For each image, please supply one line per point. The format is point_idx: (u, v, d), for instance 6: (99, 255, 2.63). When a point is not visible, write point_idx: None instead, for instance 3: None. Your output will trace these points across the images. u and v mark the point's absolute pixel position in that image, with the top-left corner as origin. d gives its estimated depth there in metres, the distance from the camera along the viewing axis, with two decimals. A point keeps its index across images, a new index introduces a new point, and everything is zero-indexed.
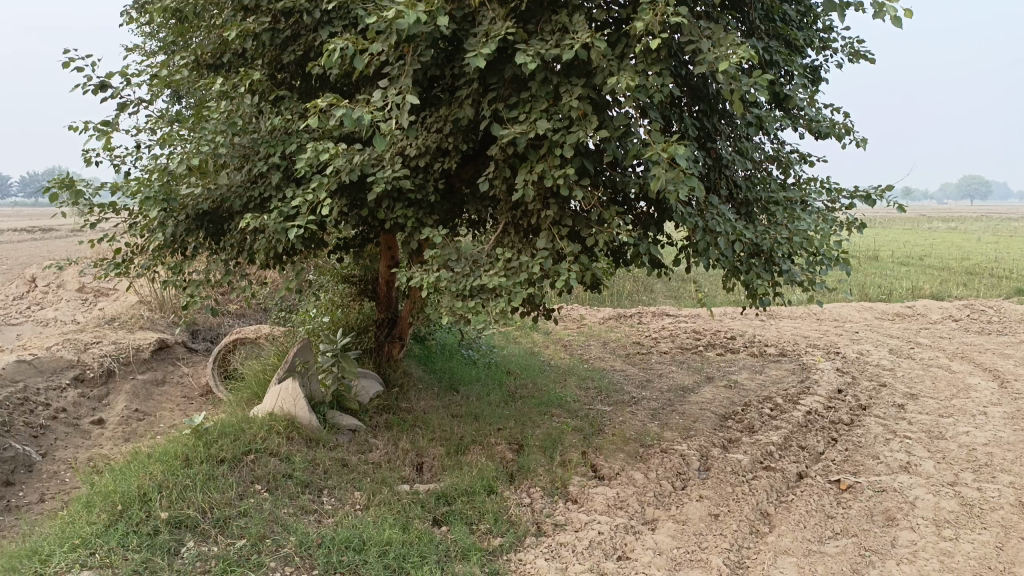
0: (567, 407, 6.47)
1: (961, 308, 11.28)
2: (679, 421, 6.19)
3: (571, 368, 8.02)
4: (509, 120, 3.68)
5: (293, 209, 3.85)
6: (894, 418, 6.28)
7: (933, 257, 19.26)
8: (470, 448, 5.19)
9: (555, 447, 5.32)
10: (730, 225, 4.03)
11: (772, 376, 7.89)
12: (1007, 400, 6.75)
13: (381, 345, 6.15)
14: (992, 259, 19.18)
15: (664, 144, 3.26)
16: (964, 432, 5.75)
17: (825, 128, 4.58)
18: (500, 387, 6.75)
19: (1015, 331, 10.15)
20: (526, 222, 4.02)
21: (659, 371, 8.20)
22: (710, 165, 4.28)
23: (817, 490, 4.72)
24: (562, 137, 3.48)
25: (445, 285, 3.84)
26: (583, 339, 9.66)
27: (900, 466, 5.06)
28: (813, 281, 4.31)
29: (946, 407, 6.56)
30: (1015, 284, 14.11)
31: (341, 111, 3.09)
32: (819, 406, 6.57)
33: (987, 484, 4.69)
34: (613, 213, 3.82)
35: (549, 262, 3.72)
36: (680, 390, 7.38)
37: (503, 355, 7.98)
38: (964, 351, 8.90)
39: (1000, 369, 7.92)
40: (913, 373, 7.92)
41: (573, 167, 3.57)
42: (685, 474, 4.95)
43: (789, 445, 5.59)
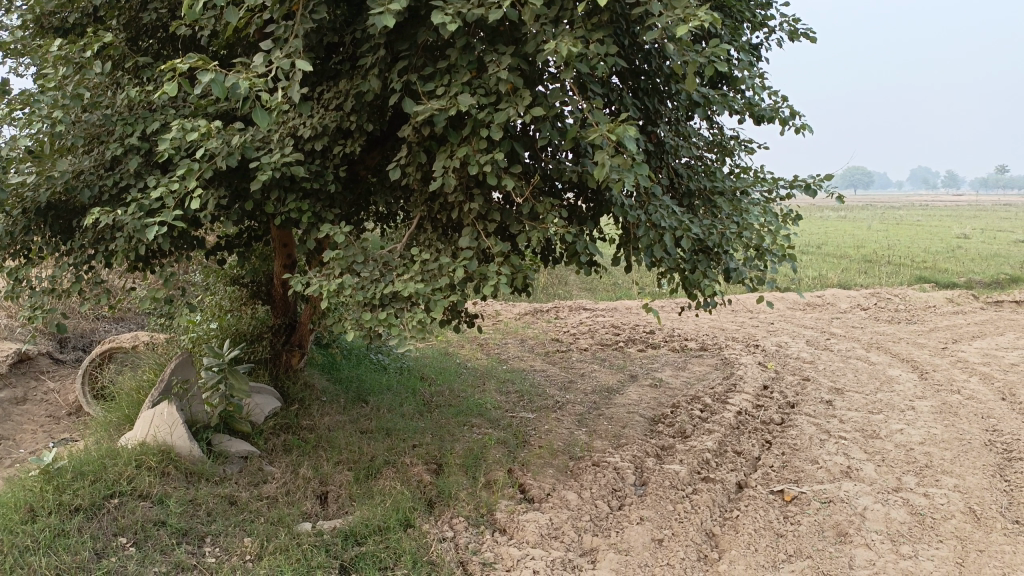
0: (487, 416, 5.95)
1: (868, 296, 11.43)
2: (608, 428, 5.77)
3: (489, 371, 7.49)
4: (424, 94, 3.11)
5: (159, 202, 3.16)
6: (825, 415, 6.06)
7: (832, 246, 19.84)
8: (382, 471, 4.59)
9: (478, 466, 4.78)
10: (676, 219, 3.60)
11: (696, 373, 7.62)
12: (930, 393, 6.71)
13: (278, 355, 5.49)
14: (886, 246, 19.95)
15: (609, 126, 2.72)
16: (897, 430, 5.60)
17: (768, 111, 4.20)
18: (413, 395, 6.15)
19: (922, 319, 10.34)
20: (445, 216, 3.46)
21: (582, 370, 7.79)
22: (651, 151, 3.92)
23: (762, 503, 4.39)
24: (489, 115, 2.94)
25: (350, 293, 3.24)
26: (500, 338, 9.15)
27: (841, 472, 4.81)
28: (761, 279, 3.94)
29: (873, 402, 6.43)
30: (914, 272, 14.56)
31: (207, 76, 2.37)
32: (750, 406, 6.30)
33: (932, 490, 4.48)
34: (548, 204, 3.32)
35: (475, 264, 3.18)
36: (606, 391, 6.99)
37: (415, 358, 7.36)
38: (879, 341, 8.93)
39: (916, 361, 7.94)
40: (834, 365, 7.82)
41: (502, 152, 3.04)
42: (621, 491, 4.53)
43: (725, 451, 5.26)
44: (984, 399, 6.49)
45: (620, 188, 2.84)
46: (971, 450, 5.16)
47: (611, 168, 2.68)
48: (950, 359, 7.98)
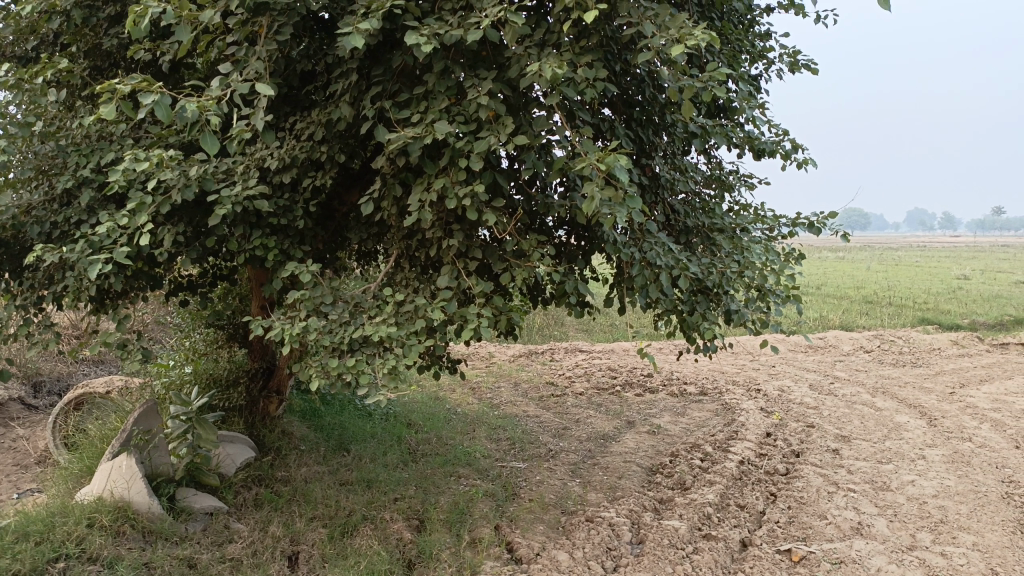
0: (475, 465, 5.64)
1: (871, 338, 11.17)
2: (603, 479, 5.46)
3: (480, 416, 7.19)
4: (399, 122, 2.91)
5: (111, 239, 2.94)
6: (831, 465, 5.76)
7: (831, 287, 19.63)
8: (359, 528, 4.27)
9: (462, 522, 4.47)
10: (672, 258, 3.37)
11: (696, 419, 7.32)
12: (940, 440, 6.42)
13: (255, 401, 5.23)
14: (886, 288, 19.75)
15: (599, 154, 2.47)
16: (909, 481, 5.29)
17: (768, 145, 4.00)
18: (398, 443, 5.85)
19: (927, 362, 10.07)
20: (423, 254, 3.24)
21: (576, 416, 7.49)
22: (645, 185, 3.73)
23: (767, 564, 4.08)
24: (468, 144, 2.73)
25: (318, 338, 3.00)
26: (492, 381, 8.86)
27: (852, 529, 4.51)
28: (765, 322, 3.68)
29: (881, 451, 6.13)
30: (917, 313, 14.33)
31: (151, 98, 2.18)
32: (752, 455, 6.00)
33: (949, 548, 4.17)
34: (533, 242, 3.09)
35: (453, 306, 2.94)
36: (601, 438, 6.68)
37: (403, 404, 7.06)
38: (884, 385, 8.66)
39: (923, 406, 7.65)
40: (839, 411, 7.54)
41: (483, 184, 2.82)
42: (616, 550, 4.22)
43: (727, 504, 4.96)
44: (998, 447, 6.19)
45: (610, 222, 2.60)
46: (989, 503, 4.85)
47: (601, 201, 2.42)
48: (959, 405, 7.69)
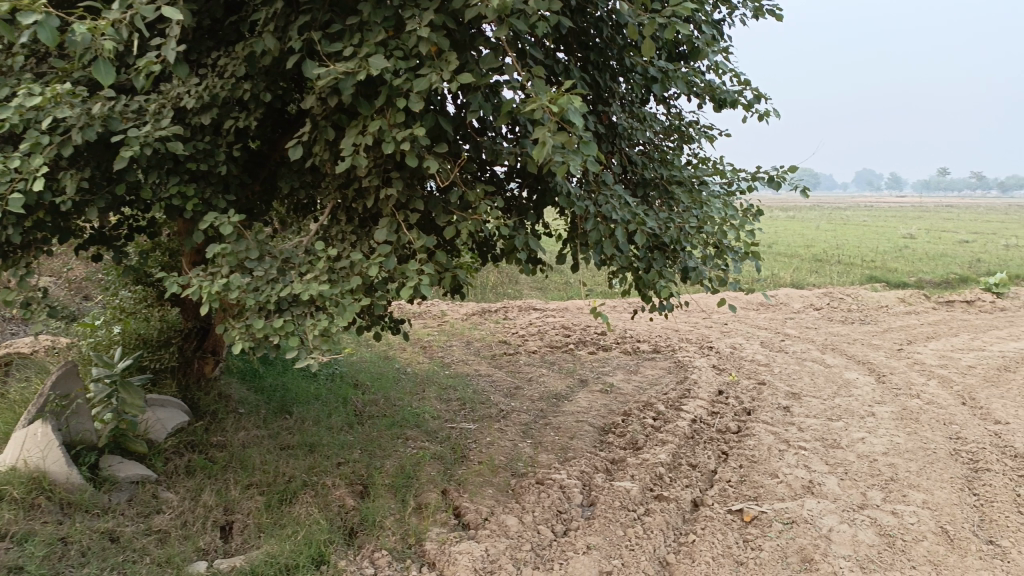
0: (424, 427, 5.47)
1: (821, 296, 11.25)
2: (555, 440, 5.35)
3: (430, 376, 7.00)
4: (332, 57, 2.64)
5: (5, 184, 2.65)
6: (783, 422, 5.75)
7: (782, 246, 19.82)
8: (298, 496, 4.08)
9: (409, 487, 4.31)
10: (629, 211, 3.18)
11: (649, 377, 7.25)
12: (889, 397, 6.47)
13: (189, 361, 4.96)
14: (835, 246, 20.02)
15: (551, 95, 2.24)
16: (858, 439, 5.29)
17: (731, 94, 3.81)
18: (343, 405, 5.64)
19: (875, 319, 10.19)
20: (361, 205, 3.00)
21: (529, 375, 7.36)
22: (602, 134, 3.54)
23: (718, 525, 4.02)
24: (406, 82, 2.48)
25: (243, 297, 2.77)
26: (444, 340, 8.67)
27: (802, 487, 4.48)
28: (724, 280, 3.53)
29: (831, 408, 6.14)
30: (865, 271, 14.52)
31: (33, 18, 1.89)
32: (705, 413, 5.95)
33: (899, 507, 4.16)
34: (481, 193, 2.87)
35: (392, 262, 2.70)
36: (554, 398, 6.57)
37: (350, 364, 6.83)
38: (833, 342, 8.72)
39: (872, 363, 7.72)
40: (790, 368, 7.56)
41: (423, 128, 2.58)
42: (566, 513, 4.12)
43: (679, 464, 4.90)
44: (944, 404, 6.25)
45: (563, 171, 2.38)
46: (937, 461, 4.87)
47: (553, 148, 2.20)
48: (906, 362, 7.78)
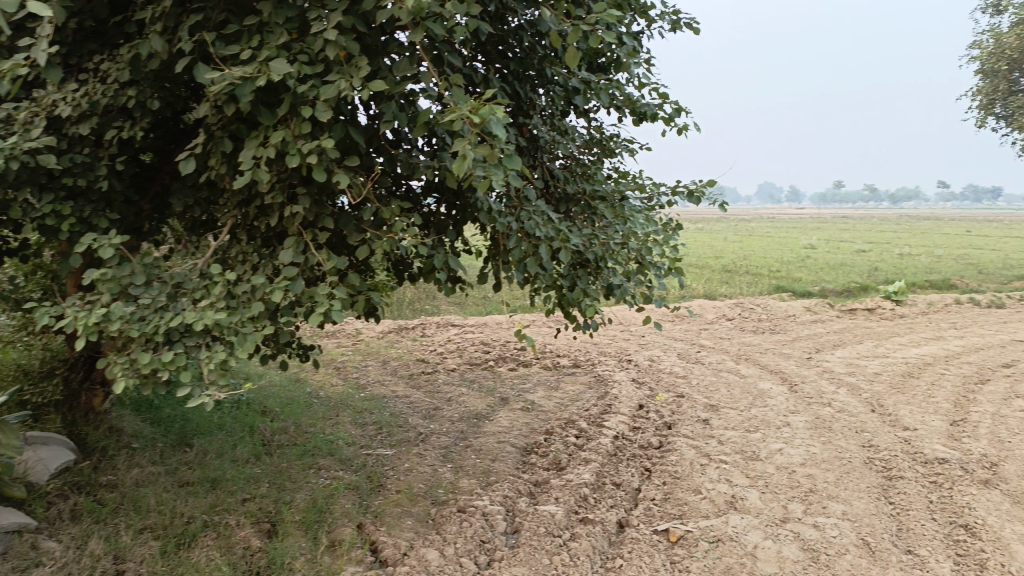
0: (338, 456, 5.19)
1: (733, 306, 11.51)
2: (476, 463, 5.17)
3: (344, 399, 6.70)
4: (228, 61, 2.41)
5: None
6: (703, 435, 5.76)
7: (693, 257, 20.32)
8: (199, 538, 3.78)
9: (322, 523, 4.05)
10: (552, 228, 3.06)
11: (570, 393, 7.17)
12: (802, 407, 6.60)
13: (76, 394, 4.55)
14: (743, 257, 20.69)
15: (471, 105, 2.10)
16: (777, 450, 5.34)
17: (651, 107, 3.77)
18: (251, 434, 5.30)
19: (784, 329, 10.49)
20: (263, 224, 2.76)
21: (448, 394, 7.16)
22: (522, 147, 3.42)
23: (644, 546, 3.94)
24: (311, 89, 2.27)
25: (128, 327, 2.49)
26: (358, 360, 8.36)
27: (726, 503, 4.46)
28: (648, 297, 3.46)
29: (749, 419, 6.20)
30: (772, 281, 15.02)
31: None
32: (627, 429, 5.90)
33: (820, 520, 4.19)
34: (396, 210, 2.67)
35: (299, 286, 2.47)
36: (474, 418, 6.39)
37: (258, 388, 6.46)
38: (747, 352, 8.90)
39: (784, 373, 7.89)
40: (707, 379, 7.64)
41: (331, 140, 2.38)
42: (490, 543, 3.96)
43: (603, 483, 4.81)
44: (854, 412, 6.42)
45: (484, 186, 2.24)
46: (853, 470, 4.96)
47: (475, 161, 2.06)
48: (816, 370, 7.99)
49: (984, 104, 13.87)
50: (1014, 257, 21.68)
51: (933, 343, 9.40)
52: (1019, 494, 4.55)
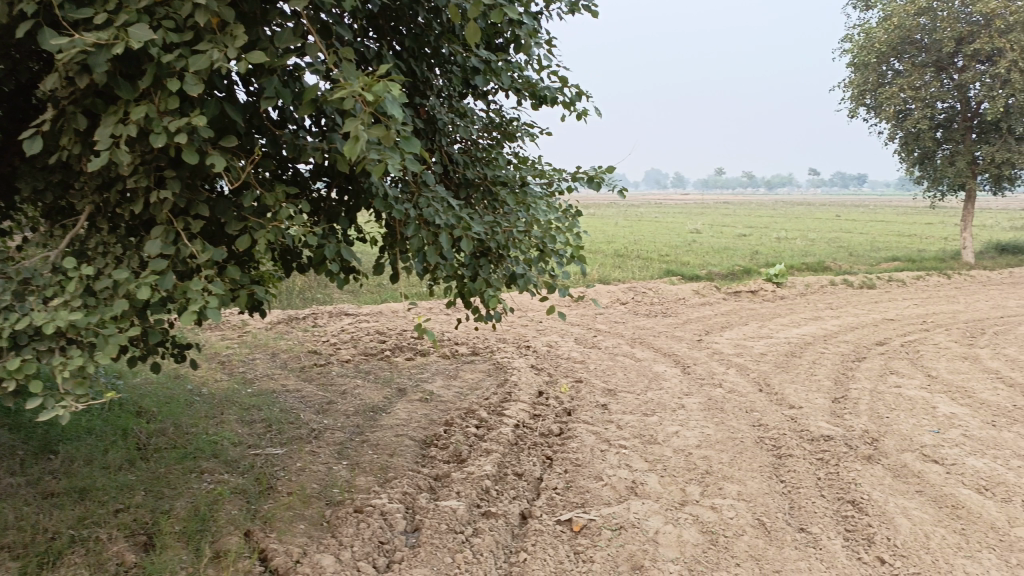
0: (223, 457, 4.87)
1: (626, 290, 11.72)
2: (373, 460, 4.97)
3: (229, 396, 6.31)
4: (79, 25, 2.12)
5: None
6: (602, 420, 5.79)
7: (587, 242, 20.60)
8: (64, 557, 3.43)
9: (206, 533, 3.77)
10: (453, 214, 2.90)
11: (468, 382, 7.05)
12: (695, 388, 6.76)
13: None
14: (634, 242, 21.17)
15: (364, 82, 1.91)
16: (673, 433, 5.43)
17: (552, 90, 3.66)
18: (125, 438, 4.88)
19: (676, 312, 10.77)
20: (129, 211, 2.48)
21: (342, 387, 6.88)
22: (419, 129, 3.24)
23: (547, 538, 3.89)
24: (179, 60, 2.02)
25: None
26: (245, 354, 7.93)
27: (626, 488, 4.48)
28: (552, 285, 3.37)
29: (645, 403, 6.28)
30: (662, 265, 15.42)
31: None
32: (527, 417, 5.85)
33: (717, 501, 4.28)
34: (282, 196, 2.44)
35: (169, 281, 2.21)
36: (370, 411, 6.16)
37: (132, 388, 5.98)
38: (641, 336, 9.06)
39: (677, 355, 8.08)
40: (604, 364, 7.71)
41: (204, 118, 2.13)
42: (389, 543, 3.80)
43: (504, 474, 4.73)
44: (744, 392, 6.64)
45: (379, 170, 2.06)
46: (746, 450, 5.09)
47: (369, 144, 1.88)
48: (707, 352, 8.23)
49: (855, 95, 14.69)
50: (879, 240, 23.27)
51: (812, 323, 9.89)
52: (897, 467, 4.82)
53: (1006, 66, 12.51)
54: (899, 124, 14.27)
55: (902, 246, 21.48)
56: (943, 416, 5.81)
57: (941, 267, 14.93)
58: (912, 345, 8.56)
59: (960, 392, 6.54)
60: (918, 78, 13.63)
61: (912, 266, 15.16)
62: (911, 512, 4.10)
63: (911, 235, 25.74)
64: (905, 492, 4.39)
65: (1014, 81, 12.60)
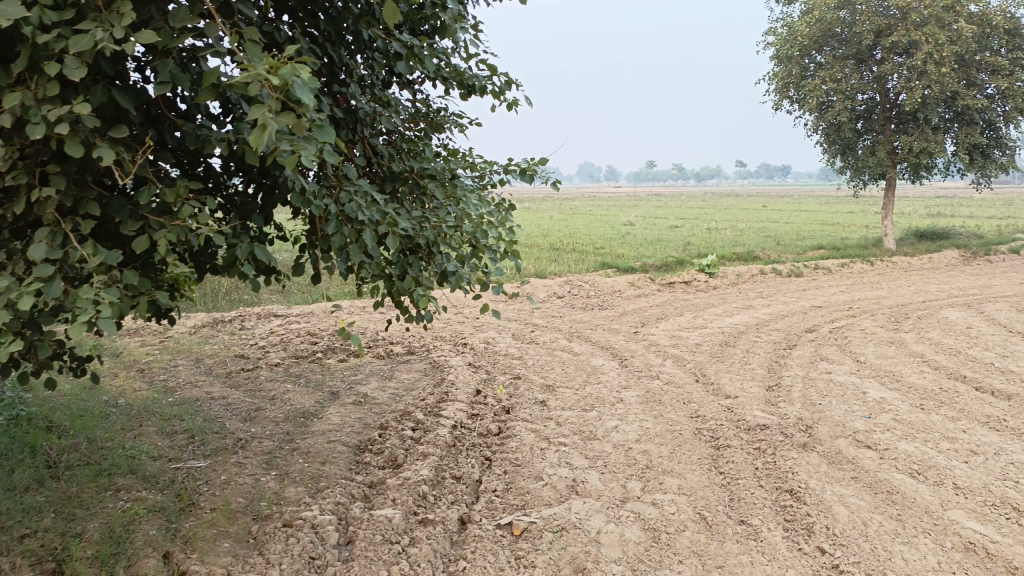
0: (140, 473, 4.57)
1: (562, 284, 11.68)
2: (304, 469, 4.74)
3: (148, 406, 5.96)
4: None
5: None
6: (541, 417, 5.69)
7: (522, 236, 20.53)
8: None
9: (119, 558, 3.50)
10: (377, 210, 2.72)
11: (404, 382, 6.86)
12: (633, 381, 6.74)
13: None
14: (569, 235, 21.21)
15: (270, 64, 1.72)
16: (612, 428, 5.37)
17: (480, 79, 3.52)
18: (31, 457, 4.53)
19: (612, 304, 10.79)
20: (10, 211, 2.22)
21: (271, 393, 6.59)
22: (339, 119, 3.04)
23: (487, 544, 3.76)
24: (56, 40, 1.79)
25: None
26: (166, 360, 7.54)
27: (567, 488, 4.39)
28: (485, 283, 3.22)
29: (584, 398, 6.22)
30: (597, 257, 15.47)
31: None
32: (464, 417, 5.70)
33: (658, 496, 4.23)
34: (185, 192, 2.22)
35: (56, 289, 1.98)
36: (300, 417, 5.91)
37: (40, 401, 5.57)
38: (578, 330, 9.03)
39: (615, 348, 8.06)
40: (541, 359, 7.63)
41: (90, 106, 1.90)
42: (320, 559, 3.61)
43: (441, 478, 4.58)
44: (681, 383, 6.65)
45: (291, 162, 1.87)
46: (684, 443, 5.08)
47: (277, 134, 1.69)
48: (644, 344, 8.24)
49: (780, 87, 15.03)
50: (804, 229, 23.99)
51: (745, 312, 10.05)
52: (832, 454, 4.87)
53: (921, 58, 12.97)
54: (823, 115, 14.67)
55: (826, 234, 22.17)
56: (873, 401, 5.93)
57: (864, 254, 15.42)
58: (840, 332, 8.77)
59: (888, 377, 6.70)
60: (840, 70, 14.03)
61: (836, 254, 15.62)
62: (848, 500, 4.13)
63: (834, 223, 26.66)
64: (841, 480, 4.43)
65: (929, 72, 13.08)
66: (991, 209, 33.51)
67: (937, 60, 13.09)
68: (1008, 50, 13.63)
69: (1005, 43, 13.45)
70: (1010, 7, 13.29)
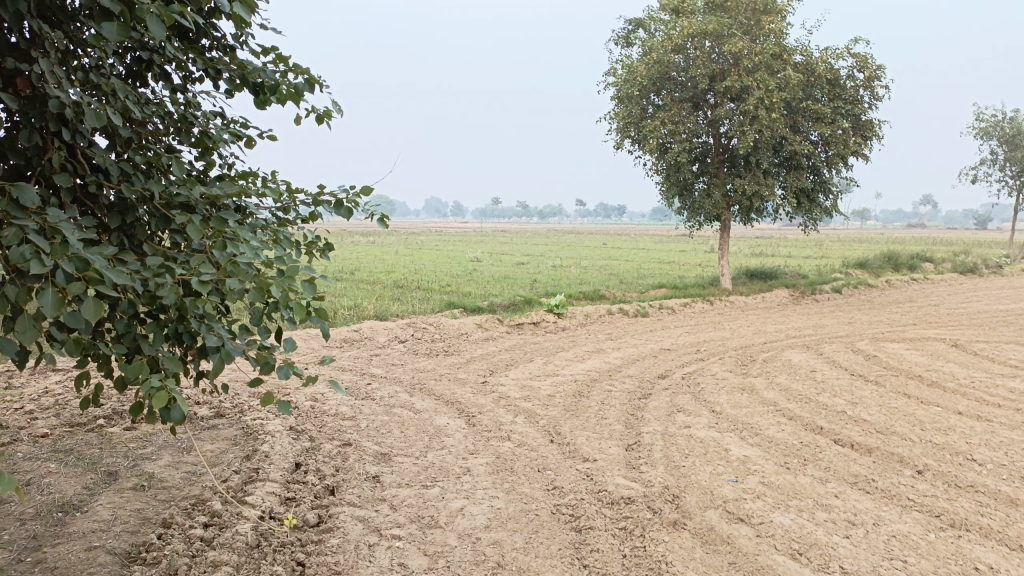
0: None
1: (404, 326, 10.72)
2: None
3: None
4: None
5: None
6: (373, 498, 4.73)
7: (363, 273, 19.31)
8: None
9: None
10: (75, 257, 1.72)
11: (206, 456, 5.61)
12: (481, 445, 5.92)
13: None
14: (414, 271, 20.28)
15: None
16: (457, 511, 4.50)
17: (273, 77, 2.63)
18: None
19: (458, 349, 9.98)
20: None
21: (26, 477, 5.14)
22: (31, 116, 2.03)
23: None
24: None
25: None
26: None
27: None
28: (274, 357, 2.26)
29: (424, 469, 5.31)
30: (443, 296, 14.65)
31: None
32: (275, 504, 4.61)
33: None
34: None
35: None
36: (57, 512, 4.57)
37: None
38: (421, 381, 8.12)
39: (460, 403, 7.22)
40: (376, 419, 6.64)
41: None
42: None
43: None
44: (534, 445, 5.91)
45: None
46: (542, 527, 4.31)
47: None
48: (492, 397, 7.46)
49: (622, 127, 15.10)
50: (644, 267, 24.55)
51: (595, 357, 9.57)
52: (704, 531, 4.28)
53: (753, 102, 13.37)
54: (663, 156, 14.85)
55: (665, 272, 22.73)
56: (738, 460, 5.47)
57: (704, 294, 15.68)
58: (692, 377, 8.45)
59: (747, 430, 6.32)
60: (679, 112, 14.24)
61: (679, 293, 15.80)
62: None
63: (668, 261, 27.48)
64: (720, 568, 3.83)
65: (761, 117, 13.51)
66: (806, 250, 36.18)
67: (768, 106, 13.54)
68: (829, 100, 14.43)
69: (825, 93, 14.24)
70: (829, 60, 14.07)
